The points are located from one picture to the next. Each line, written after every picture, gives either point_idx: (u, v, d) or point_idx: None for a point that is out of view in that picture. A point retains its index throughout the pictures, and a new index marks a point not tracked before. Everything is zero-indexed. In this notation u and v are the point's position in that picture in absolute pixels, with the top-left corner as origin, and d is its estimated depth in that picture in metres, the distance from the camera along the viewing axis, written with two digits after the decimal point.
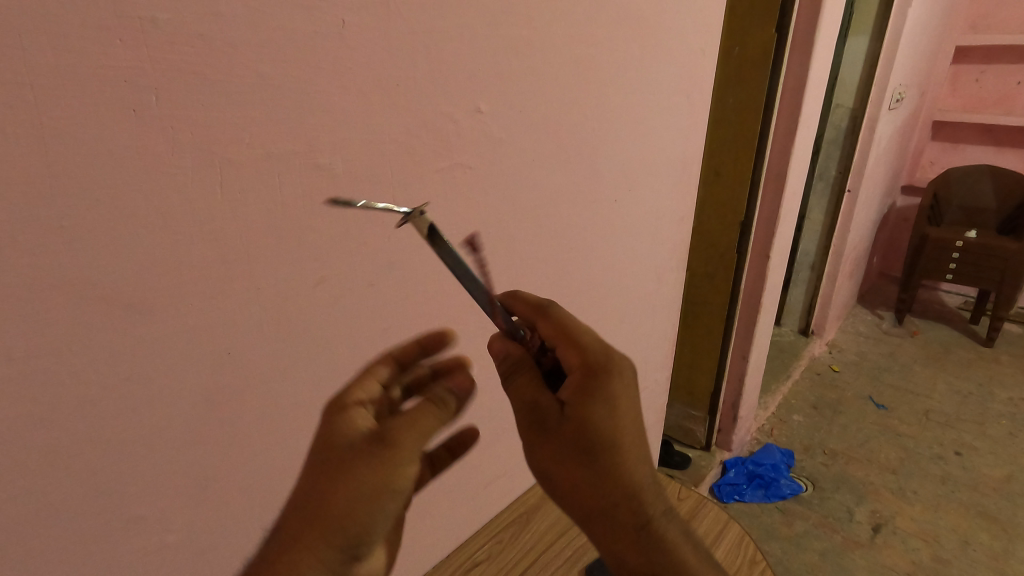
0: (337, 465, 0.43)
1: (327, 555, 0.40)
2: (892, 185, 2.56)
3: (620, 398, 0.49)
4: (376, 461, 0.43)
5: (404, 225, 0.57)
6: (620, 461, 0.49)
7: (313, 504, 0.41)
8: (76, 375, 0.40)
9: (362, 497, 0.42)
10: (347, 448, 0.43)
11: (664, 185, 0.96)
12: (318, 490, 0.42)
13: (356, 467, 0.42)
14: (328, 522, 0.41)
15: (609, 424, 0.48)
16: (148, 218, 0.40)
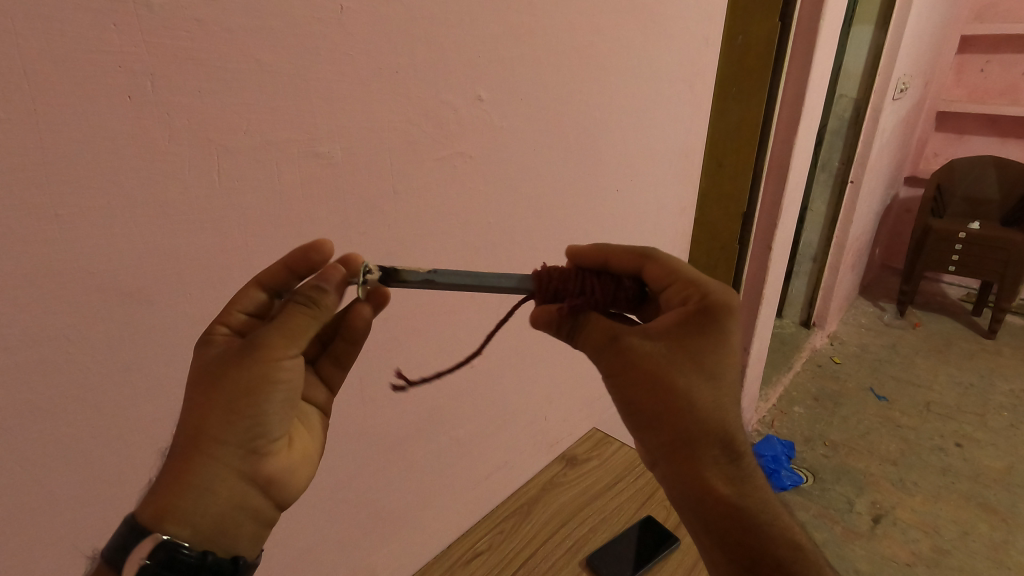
0: (207, 374, 0.39)
1: (220, 458, 0.38)
2: (895, 176, 2.55)
3: (728, 326, 0.44)
4: (244, 368, 0.39)
5: (405, 214, 0.57)
6: (703, 396, 0.43)
7: (189, 419, 0.38)
8: (75, 364, 0.40)
9: (234, 407, 0.38)
10: (216, 360, 0.39)
11: (666, 175, 0.96)
12: (190, 402, 0.39)
13: (229, 376, 0.38)
14: (206, 432, 0.38)
15: (714, 347, 0.44)
16: (145, 205, 0.40)
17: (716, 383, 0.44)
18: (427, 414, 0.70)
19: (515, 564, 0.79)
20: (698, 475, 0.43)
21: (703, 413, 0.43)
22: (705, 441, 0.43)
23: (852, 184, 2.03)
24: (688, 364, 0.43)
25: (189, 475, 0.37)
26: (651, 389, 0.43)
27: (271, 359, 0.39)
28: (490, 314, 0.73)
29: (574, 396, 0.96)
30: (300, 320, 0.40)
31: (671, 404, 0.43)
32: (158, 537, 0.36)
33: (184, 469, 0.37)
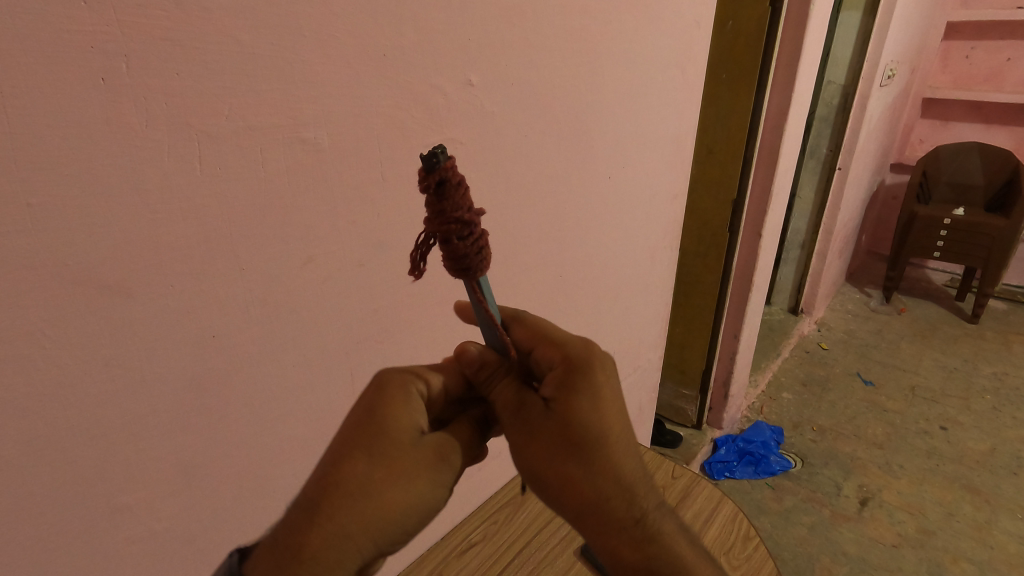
0: (398, 455, 0.44)
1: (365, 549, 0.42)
2: (882, 163, 2.56)
3: (596, 395, 0.47)
4: (430, 472, 0.45)
5: (394, 203, 0.56)
6: (605, 468, 0.47)
7: (369, 500, 0.42)
8: (53, 361, 0.38)
9: (407, 502, 0.44)
10: (413, 442, 0.45)
11: (658, 162, 0.95)
12: (372, 473, 0.43)
13: (411, 474, 0.44)
14: (378, 515, 0.42)
15: (595, 418, 0.46)
16: (123, 194, 0.38)
17: (600, 462, 0.46)
18: None
19: (509, 556, 0.78)
20: (603, 537, 0.48)
21: (585, 487, 0.46)
22: (599, 510, 0.47)
23: (839, 170, 2.04)
24: (575, 443, 0.46)
25: (343, 558, 0.41)
26: (541, 471, 0.47)
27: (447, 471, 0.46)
28: None
29: None
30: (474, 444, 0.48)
31: (562, 482, 0.46)
32: None
33: (339, 551, 0.41)
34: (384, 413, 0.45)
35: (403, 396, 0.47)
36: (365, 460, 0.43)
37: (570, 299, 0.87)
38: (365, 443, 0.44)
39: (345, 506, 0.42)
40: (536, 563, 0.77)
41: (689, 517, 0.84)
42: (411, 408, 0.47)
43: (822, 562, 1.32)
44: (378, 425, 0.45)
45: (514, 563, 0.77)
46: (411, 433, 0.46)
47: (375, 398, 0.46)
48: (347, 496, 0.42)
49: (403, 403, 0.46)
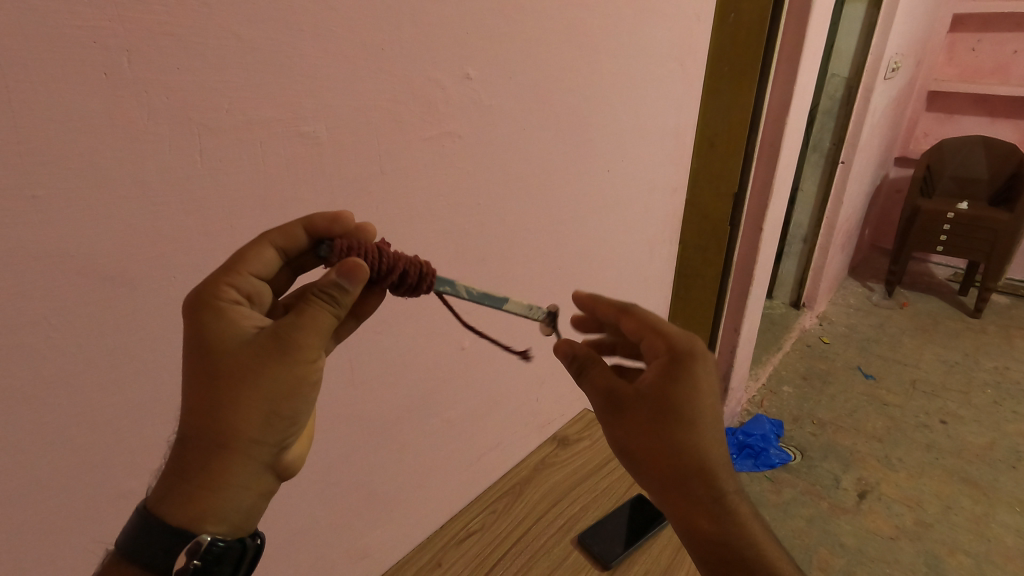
0: (232, 366, 0.37)
1: (254, 455, 0.38)
2: (885, 156, 2.55)
3: (691, 386, 0.48)
4: (284, 364, 0.38)
5: (393, 196, 0.56)
6: (687, 445, 0.48)
7: (220, 413, 0.36)
8: (56, 349, 0.39)
9: (278, 397, 0.38)
10: (241, 351, 0.37)
11: (657, 156, 0.95)
12: (220, 393, 0.36)
13: (259, 373, 0.37)
14: (250, 423, 0.37)
15: (685, 396, 0.48)
16: (125, 187, 0.39)
17: (682, 436, 0.48)
18: (419, 397, 0.70)
19: (507, 545, 0.79)
20: (681, 510, 0.50)
21: (669, 463, 0.49)
22: (679, 484, 0.49)
23: (842, 164, 2.04)
24: (671, 423, 0.48)
25: (227, 468, 0.37)
26: (632, 441, 0.50)
27: (303, 351, 0.38)
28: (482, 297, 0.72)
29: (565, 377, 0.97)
30: (322, 317, 0.38)
31: (651, 456, 0.49)
32: (203, 538, 0.36)
33: (220, 465, 0.37)
34: (197, 338, 0.37)
35: (208, 314, 0.38)
36: (209, 384, 0.37)
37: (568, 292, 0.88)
38: (195, 371, 0.37)
39: (203, 425, 0.36)
40: (533, 553, 0.78)
41: None
42: (226, 321, 0.38)
43: (820, 554, 1.33)
44: (198, 351, 0.37)
45: (511, 552, 0.78)
46: (238, 342, 0.38)
47: (185, 328, 0.38)
48: (203, 416, 0.36)
49: (213, 317, 0.38)
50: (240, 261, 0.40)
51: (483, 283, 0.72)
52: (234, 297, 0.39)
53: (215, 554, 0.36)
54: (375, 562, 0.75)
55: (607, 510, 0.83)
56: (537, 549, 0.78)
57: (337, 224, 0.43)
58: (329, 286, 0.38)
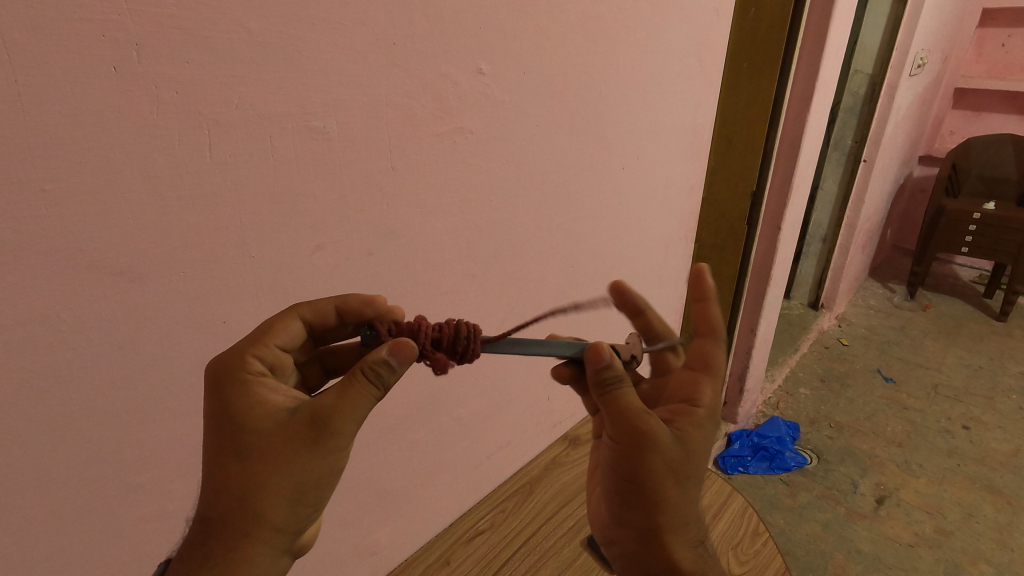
0: (263, 448, 0.37)
1: (276, 543, 0.38)
2: (910, 154, 2.49)
3: (705, 441, 0.50)
4: (313, 452, 0.38)
5: (405, 191, 0.56)
6: (681, 493, 0.48)
7: (252, 498, 0.37)
8: (66, 343, 0.39)
9: (306, 486, 0.38)
10: (274, 429, 0.38)
11: (674, 153, 0.94)
12: (251, 477, 0.37)
13: (285, 460, 0.37)
14: (272, 509, 0.37)
15: (692, 449, 0.49)
16: (136, 182, 0.39)
17: (684, 487, 0.49)
18: (429, 395, 0.69)
19: (516, 545, 0.79)
20: (664, 548, 0.49)
21: (672, 511, 0.48)
22: (674, 532, 0.49)
23: (864, 163, 1.99)
24: (685, 472, 0.48)
25: (246, 558, 0.37)
26: (641, 483, 0.47)
27: (334, 440, 0.38)
28: (494, 296, 0.72)
29: None
30: (362, 401, 0.38)
31: (659, 499, 0.48)
32: None
33: (243, 552, 0.37)
34: (221, 411, 0.39)
35: (237, 387, 0.39)
36: (241, 464, 0.37)
37: (582, 290, 0.87)
38: (231, 440, 0.38)
39: (233, 505, 0.37)
40: (542, 554, 0.77)
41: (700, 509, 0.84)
42: (254, 394, 0.39)
43: (836, 559, 1.31)
44: (227, 422, 0.38)
45: (521, 552, 0.77)
46: (267, 422, 0.38)
47: (209, 395, 0.40)
48: (233, 494, 0.37)
49: (241, 390, 0.39)
50: (267, 332, 0.43)
51: (495, 282, 0.71)
52: (258, 365, 0.41)
53: None
54: (384, 558, 0.75)
55: None
56: (546, 549, 0.77)
57: (371, 308, 0.47)
58: (380, 365, 0.38)
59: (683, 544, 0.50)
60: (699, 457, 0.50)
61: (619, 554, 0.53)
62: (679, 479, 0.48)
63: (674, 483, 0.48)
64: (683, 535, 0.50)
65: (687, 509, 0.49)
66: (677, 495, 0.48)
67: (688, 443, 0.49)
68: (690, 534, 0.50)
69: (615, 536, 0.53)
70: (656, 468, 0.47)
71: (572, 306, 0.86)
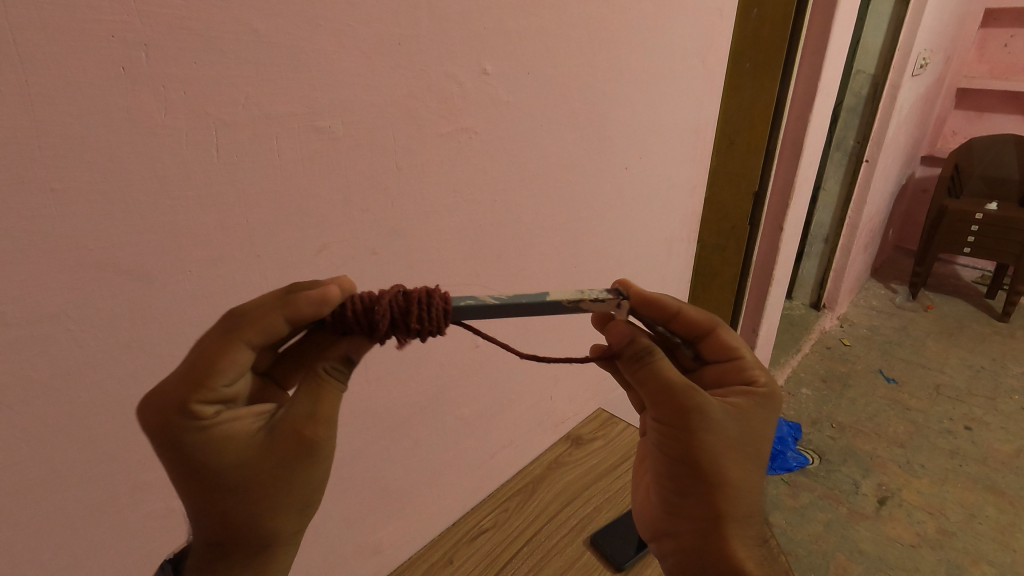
0: (255, 478, 0.39)
1: (293, 539, 0.43)
2: (912, 154, 2.49)
3: (765, 422, 0.51)
4: (307, 467, 0.40)
5: (409, 191, 0.56)
6: (740, 478, 0.49)
7: (258, 522, 0.40)
8: (73, 342, 0.40)
9: (309, 492, 0.42)
10: (259, 457, 0.39)
11: (677, 153, 0.94)
12: (252, 506, 0.40)
13: (284, 483, 0.40)
14: (283, 523, 0.41)
15: (746, 432, 0.49)
16: (144, 181, 0.39)
17: (743, 472, 0.49)
18: (432, 394, 0.69)
19: (518, 544, 0.79)
20: (726, 540, 0.49)
21: (731, 497, 0.49)
22: (733, 521, 0.49)
23: (867, 163, 1.99)
24: (740, 451, 0.49)
25: (270, 559, 0.42)
26: (698, 465, 0.48)
27: (322, 446, 0.40)
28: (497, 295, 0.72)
29: (579, 376, 0.96)
30: (332, 402, 0.41)
31: (719, 483, 0.48)
32: None
33: (266, 555, 0.42)
34: (190, 462, 0.37)
35: (201, 439, 0.37)
36: (236, 498, 0.39)
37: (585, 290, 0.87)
38: (220, 484, 0.39)
39: (241, 532, 0.40)
40: (544, 554, 0.77)
41: None
42: (226, 437, 0.38)
43: (838, 560, 1.31)
44: (199, 473, 0.38)
45: (523, 551, 0.78)
46: (248, 451, 0.39)
47: (163, 452, 0.37)
48: (239, 524, 0.40)
49: (202, 441, 0.37)
50: (211, 373, 0.37)
51: (499, 281, 0.71)
52: (210, 409, 0.37)
53: None
54: (387, 557, 0.75)
55: (620, 510, 0.82)
56: (548, 548, 0.78)
57: (326, 306, 0.39)
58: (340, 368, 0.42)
59: (744, 535, 0.50)
60: (756, 442, 0.50)
61: (673, 549, 0.53)
62: (736, 464, 0.49)
63: (733, 468, 0.49)
64: (743, 526, 0.50)
65: (749, 499, 0.50)
66: (737, 480, 0.49)
67: (744, 426, 0.49)
68: (751, 525, 0.51)
69: (669, 532, 0.53)
70: (710, 452, 0.48)
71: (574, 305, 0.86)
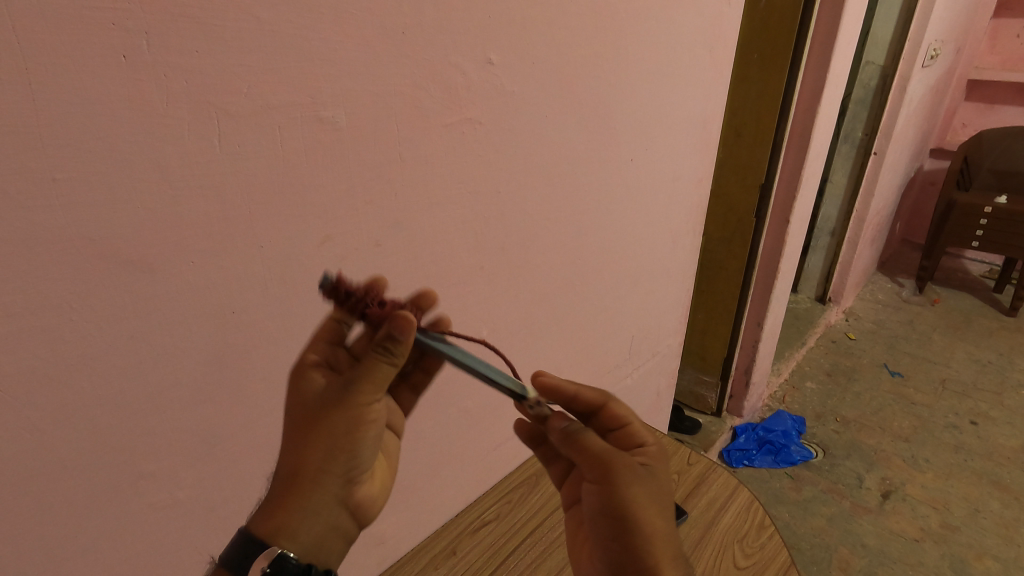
0: (313, 413, 0.45)
1: (325, 485, 0.45)
2: (921, 146, 2.47)
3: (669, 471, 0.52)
4: (340, 411, 0.44)
5: (413, 182, 0.56)
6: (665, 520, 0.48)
7: (304, 450, 0.44)
8: (77, 331, 0.40)
9: (340, 441, 0.44)
10: (317, 400, 0.45)
11: (682, 145, 0.93)
12: (305, 441, 0.44)
13: (331, 420, 0.44)
14: (327, 459, 0.45)
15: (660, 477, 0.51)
16: (145, 170, 0.39)
17: (664, 515, 0.49)
18: (435, 386, 0.69)
19: (520, 537, 0.79)
20: None
21: (659, 544, 0.47)
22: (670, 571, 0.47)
23: (874, 155, 1.97)
24: (661, 504, 0.49)
25: (298, 496, 0.44)
26: (625, 515, 0.47)
27: (359, 398, 0.45)
28: (502, 288, 0.72)
29: (584, 369, 0.95)
30: (378, 369, 0.44)
31: (647, 538, 0.47)
32: (272, 550, 0.43)
33: (299, 490, 0.44)
34: (292, 390, 0.46)
35: (296, 376, 0.46)
36: (299, 432, 0.45)
37: (589, 283, 0.87)
38: (291, 422, 0.45)
39: (294, 459, 0.45)
40: (547, 546, 0.77)
41: (703, 503, 0.84)
42: (308, 378, 0.46)
43: (840, 553, 1.31)
44: (293, 403, 0.46)
45: (526, 543, 0.78)
46: (312, 395, 0.45)
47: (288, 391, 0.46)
48: (292, 461, 0.45)
49: (298, 374, 0.46)
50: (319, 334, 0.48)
51: (503, 274, 0.71)
52: (314, 356, 0.47)
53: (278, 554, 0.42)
54: (390, 548, 0.75)
55: None
56: (550, 540, 0.78)
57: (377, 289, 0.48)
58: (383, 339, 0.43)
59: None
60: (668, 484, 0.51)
61: None
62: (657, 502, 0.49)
63: (655, 510, 0.48)
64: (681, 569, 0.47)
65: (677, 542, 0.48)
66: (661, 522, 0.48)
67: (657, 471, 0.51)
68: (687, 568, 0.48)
69: None
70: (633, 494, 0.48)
71: (578, 298, 0.86)
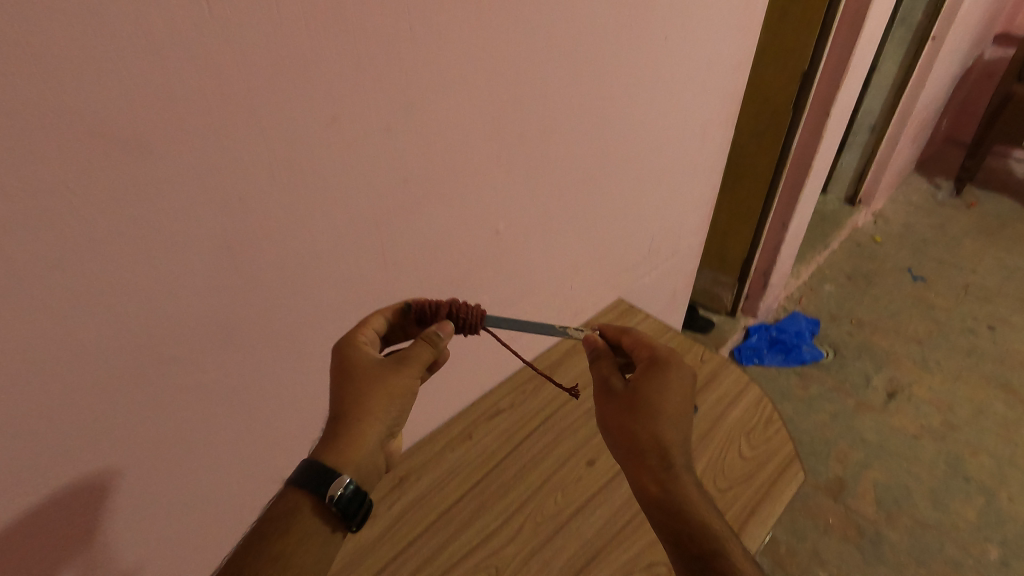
0: (357, 369, 0.47)
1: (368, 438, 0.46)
2: (986, 30, 2.22)
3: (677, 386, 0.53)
4: (389, 369, 0.47)
5: (424, 58, 0.51)
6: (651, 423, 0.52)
7: (352, 401, 0.46)
8: (79, 213, 0.38)
9: (382, 394, 0.47)
10: (364, 360, 0.48)
11: (723, 21, 0.83)
12: (352, 391, 0.46)
13: (376, 374, 0.47)
14: (372, 410, 0.46)
15: (658, 390, 0.53)
16: (130, 37, 0.36)
17: (651, 418, 0.52)
18: (451, 280, 0.68)
19: (532, 426, 0.82)
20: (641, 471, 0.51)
21: (642, 437, 0.52)
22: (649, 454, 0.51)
23: (932, 41, 1.78)
24: (649, 410, 0.52)
25: (354, 439, 0.45)
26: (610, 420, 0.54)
27: (405, 362, 0.48)
28: (519, 180, 0.68)
29: (601, 268, 0.93)
30: (420, 346, 0.50)
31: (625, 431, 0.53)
32: (343, 481, 0.43)
33: (353, 434, 0.45)
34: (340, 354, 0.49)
35: (349, 342, 0.49)
36: (343, 383, 0.47)
37: (611, 176, 0.82)
38: (336, 376, 0.47)
39: (342, 407, 0.46)
40: (557, 433, 0.81)
41: (713, 399, 0.85)
42: (357, 345, 0.49)
43: (839, 447, 1.36)
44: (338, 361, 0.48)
45: (538, 431, 0.81)
46: (362, 357, 0.48)
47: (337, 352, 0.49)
48: (341, 409, 0.46)
49: (351, 343, 0.49)
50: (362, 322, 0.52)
51: (520, 164, 0.67)
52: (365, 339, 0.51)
53: (349, 493, 0.43)
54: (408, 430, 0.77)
55: None
56: (557, 432, 0.81)
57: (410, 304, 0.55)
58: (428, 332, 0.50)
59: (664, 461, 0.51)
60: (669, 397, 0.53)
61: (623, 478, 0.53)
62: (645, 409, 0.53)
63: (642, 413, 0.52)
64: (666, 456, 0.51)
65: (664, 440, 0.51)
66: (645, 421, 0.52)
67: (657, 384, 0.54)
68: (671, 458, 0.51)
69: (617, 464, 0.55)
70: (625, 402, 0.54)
71: (598, 193, 0.82)
